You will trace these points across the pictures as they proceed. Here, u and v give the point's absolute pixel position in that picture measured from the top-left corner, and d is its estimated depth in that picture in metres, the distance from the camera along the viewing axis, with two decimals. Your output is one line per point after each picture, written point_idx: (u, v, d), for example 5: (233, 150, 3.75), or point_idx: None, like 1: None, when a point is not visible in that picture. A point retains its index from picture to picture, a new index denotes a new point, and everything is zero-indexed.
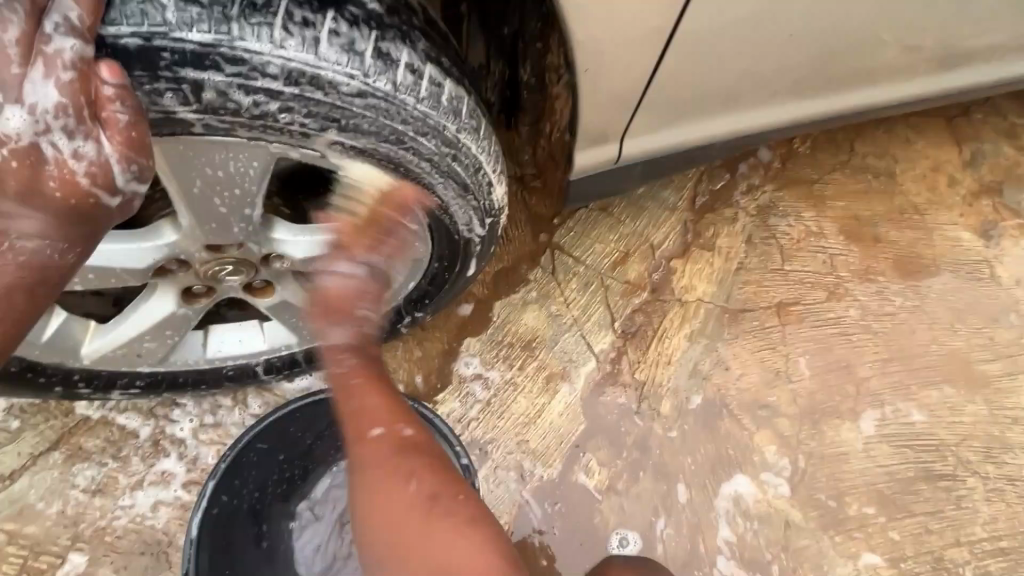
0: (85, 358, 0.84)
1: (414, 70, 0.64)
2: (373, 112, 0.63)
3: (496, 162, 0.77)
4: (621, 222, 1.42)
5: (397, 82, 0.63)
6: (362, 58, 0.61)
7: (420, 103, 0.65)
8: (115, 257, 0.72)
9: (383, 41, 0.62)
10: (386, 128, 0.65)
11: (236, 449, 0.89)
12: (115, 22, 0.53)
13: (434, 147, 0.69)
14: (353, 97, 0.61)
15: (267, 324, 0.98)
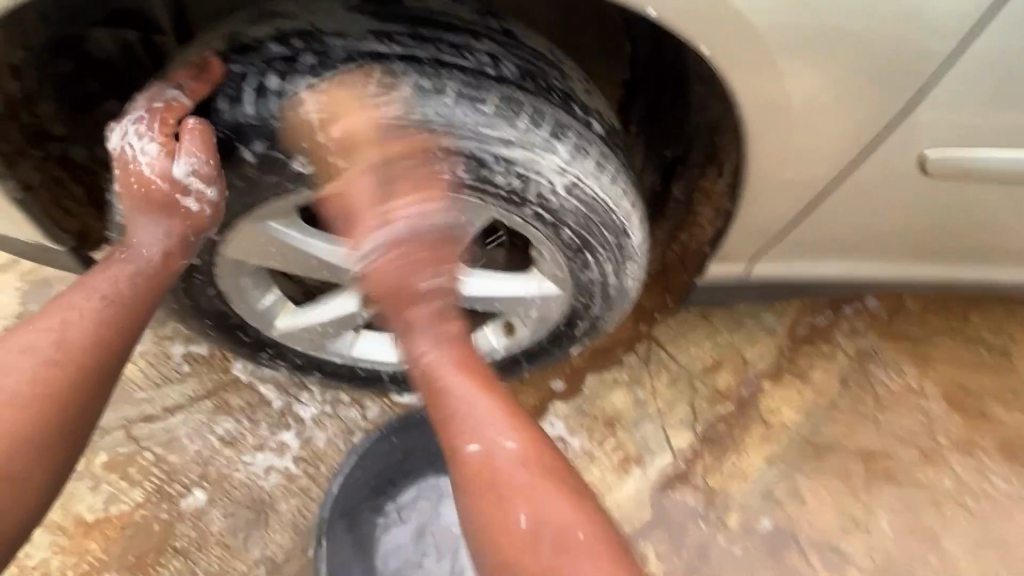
0: (275, 331, 1.01)
1: (626, 185, 0.77)
2: (580, 215, 0.75)
3: (644, 268, 0.90)
4: (718, 332, 1.50)
5: (619, 194, 0.76)
6: (602, 175, 0.73)
7: (625, 211, 0.78)
8: (334, 259, 0.84)
9: (612, 159, 0.75)
10: (596, 226, 0.77)
11: (384, 430, 1.04)
12: (447, 108, 0.65)
13: (615, 245, 0.81)
14: (588, 200, 0.74)
15: (403, 341, 1.15)
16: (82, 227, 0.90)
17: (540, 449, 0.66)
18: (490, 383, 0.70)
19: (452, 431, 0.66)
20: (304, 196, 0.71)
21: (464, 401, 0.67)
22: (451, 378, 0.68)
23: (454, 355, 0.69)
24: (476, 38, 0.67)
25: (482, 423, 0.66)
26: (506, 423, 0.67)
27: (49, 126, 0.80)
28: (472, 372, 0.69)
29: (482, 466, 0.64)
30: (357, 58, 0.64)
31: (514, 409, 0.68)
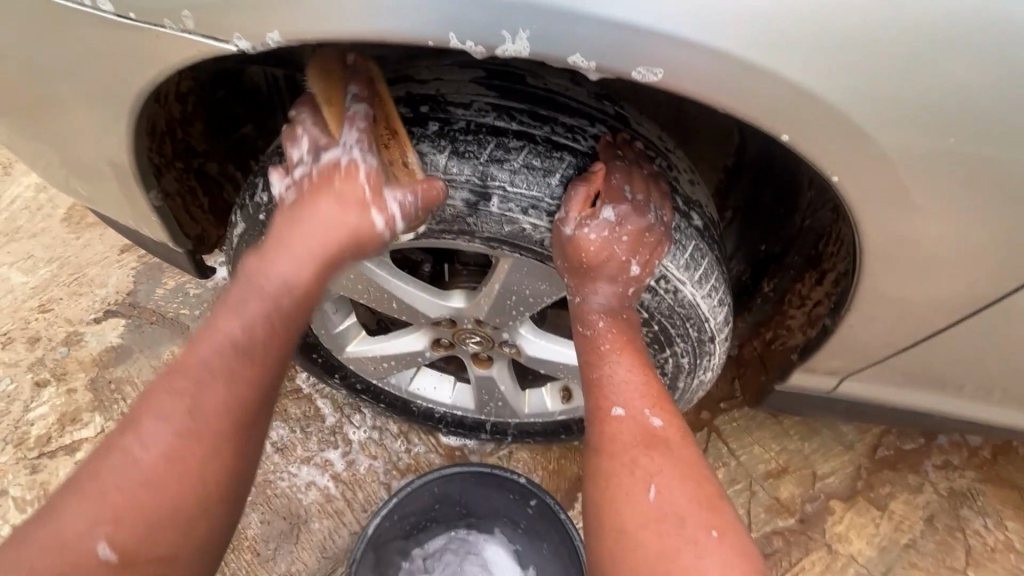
0: (344, 354, 1.05)
1: (717, 284, 0.74)
2: (669, 306, 0.73)
3: (719, 367, 0.86)
4: (788, 436, 1.39)
5: (708, 293, 0.73)
6: (695, 272, 0.71)
7: (712, 311, 0.75)
8: (414, 300, 0.87)
9: (707, 256, 0.72)
10: (678, 322, 0.75)
11: (420, 481, 1.03)
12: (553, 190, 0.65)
13: (693, 341, 0.78)
14: (674, 294, 0.72)
15: (459, 385, 1.17)
16: (202, 233, 1.01)
17: (679, 442, 0.66)
18: (648, 364, 0.71)
19: (599, 395, 0.69)
20: (401, 243, 0.74)
21: (613, 372, 0.70)
22: (609, 350, 0.71)
23: (617, 325, 0.71)
24: (590, 122, 0.68)
25: (631, 394, 0.68)
26: (652, 403, 0.68)
27: (195, 143, 0.89)
28: (629, 356, 0.71)
29: (619, 429, 0.66)
30: (477, 129, 0.65)
31: (663, 391, 0.69)
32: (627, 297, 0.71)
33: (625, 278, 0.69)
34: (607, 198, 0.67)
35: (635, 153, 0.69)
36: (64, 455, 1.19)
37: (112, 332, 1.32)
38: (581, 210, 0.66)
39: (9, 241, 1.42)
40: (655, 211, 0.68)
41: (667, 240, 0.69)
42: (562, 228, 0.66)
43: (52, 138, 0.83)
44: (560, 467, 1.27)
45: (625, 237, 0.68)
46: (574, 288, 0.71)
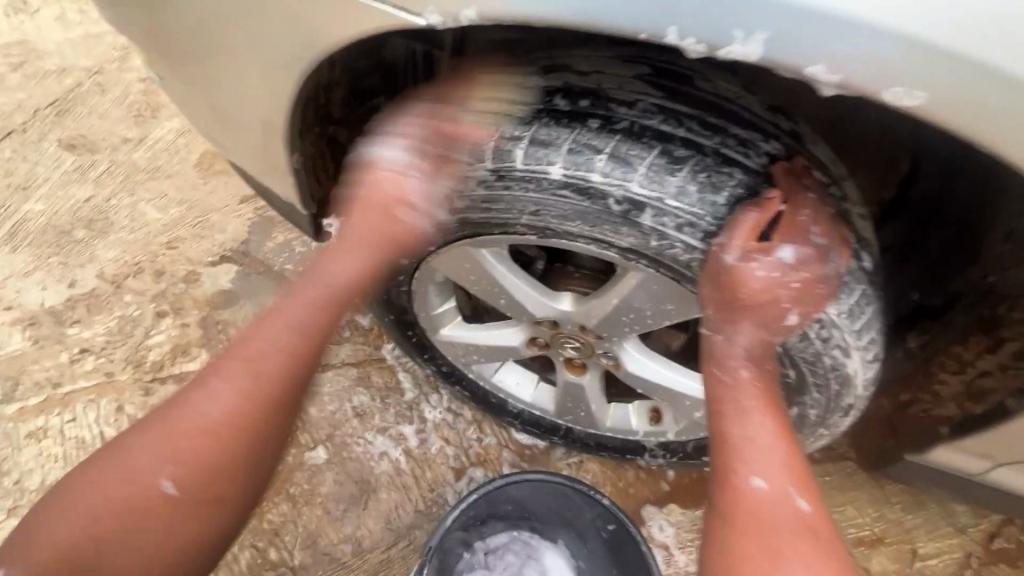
0: (437, 337, 1.03)
1: (875, 337, 0.65)
2: (814, 354, 0.65)
3: (845, 424, 0.77)
4: (889, 502, 1.24)
5: (864, 344, 0.65)
6: (856, 322, 0.63)
7: (863, 365, 0.66)
8: (522, 296, 0.84)
9: (870, 303, 0.64)
10: (822, 372, 0.67)
11: (502, 482, 1.02)
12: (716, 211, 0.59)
13: (829, 393, 0.70)
14: (826, 340, 0.64)
15: (542, 384, 1.13)
16: (324, 197, 1.03)
17: (824, 531, 0.59)
18: (791, 433, 0.65)
19: (735, 460, 0.63)
20: (528, 240, 0.70)
21: (755, 435, 0.63)
22: (750, 403, 0.65)
23: (764, 373, 0.66)
24: (765, 137, 0.62)
25: (774, 467, 0.62)
26: (796, 479, 0.62)
27: (333, 110, 0.91)
28: (774, 416, 0.64)
29: (758, 505, 0.60)
30: (641, 133, 0.60)
31: (808, 471, 0.63)
32: (772, 345, 0.65)
33: (778, 324, 0.64)
34: (787, 233, 0.62)
35: (810, 183, 0.62)
36: (172, 383, 1.28)
37: (225, 277, 1.40)
38: (746, 241, 0.60)
39: (149, 178, 1.54)
40: (836, 259, 0.62)
41: (839, 292, 0.62)
42: (723, 255, 0.61)
43: (214, 96, 0.89)
44: (630, 487, 1.22)
45: (796, 283, 0.62)
46: (716, 323, 0.65)
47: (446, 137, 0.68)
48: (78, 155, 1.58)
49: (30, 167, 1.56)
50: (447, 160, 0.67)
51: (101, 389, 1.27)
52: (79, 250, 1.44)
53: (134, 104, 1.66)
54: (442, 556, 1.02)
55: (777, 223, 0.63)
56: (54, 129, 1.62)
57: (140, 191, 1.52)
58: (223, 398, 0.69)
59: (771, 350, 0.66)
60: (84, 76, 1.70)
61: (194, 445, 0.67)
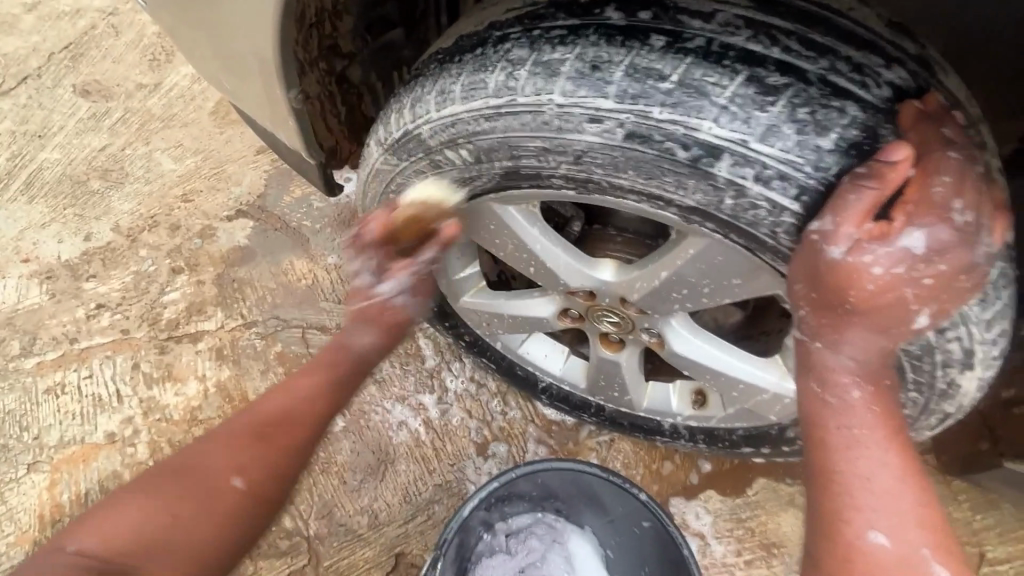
0: (459, 304, 0.93)
1: (1002, 332, 0.52)
2: (926, 350, 0.52)
3: (938, 430, 0.64)
4: (956, 500, 1.11)
5: (987, 339, 0.52)
6: (988, 310, 0.50)
7: (982, 363, 0.53)
8: (555, 263, 0.72)
9: (1004, 287, 0.50)
10: (926, 371, 0.54)
11: (529, 467, 0.94)
12: (817, 158, 0.46)
13: (929, 395, 0.57)
14: (938, 332, 0.51)
15: (574, 358, 1.03)
16: (335, 145, 0.90)
17: None
18: (915, 466, 0.50)
19: (847, 509, 0.48)
20: (566, 196, 0.57)
21: (874, 475, 0.48)
22: (863, 432, 0.49)
23: (878, 391, 0.50)
24: (887, 63, 0.47)
25: (901, 517, 0.47)
26: (926, 533, 0.48)
27: (342, 42, 0.78)
28: (895, 446, 0.50)
29: (880, 568, 0.47)
30: (722, 56, 0.46)
31: (941, 517, 0.49)
32: (886, 353, 0.49)
33: (897, 331, 0.48)
34: (917, 213, 0.44)
35: (950, 132, 0.47)
36: (188, 343, 1.24)
37: (241, 233, 1.33)
38: (861, 226, 0.45)
39: (163, 127, 1.47)
40: (984, 241, 0.46)
41: (976, 282, 0.48)
42: (827, 248, 0.45)
43: (207, 23, 0.77)
44: (664, 469, 1.12)
45: (928, 280, 0.46)
46: (814, 329, 0.49)
47: (469, 64, 0.56)
48: (92, 102, 1.51)
49: (45, 115, 1.50)
50: (469, 93, 0.55)
51: (118, 345, 1.24)
52: (95, 201, 1.39)
53: (148, 48, 1.57)
54: (462, 537, 0.95)
55: (903, 194, 0.45)
56: (68, 74, 1.55)
57: (155, 141, 1.45)
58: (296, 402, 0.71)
59: (883, 362, 0.51)
60: (97, 17, 1.61)
61: (293, 456, 0.69)
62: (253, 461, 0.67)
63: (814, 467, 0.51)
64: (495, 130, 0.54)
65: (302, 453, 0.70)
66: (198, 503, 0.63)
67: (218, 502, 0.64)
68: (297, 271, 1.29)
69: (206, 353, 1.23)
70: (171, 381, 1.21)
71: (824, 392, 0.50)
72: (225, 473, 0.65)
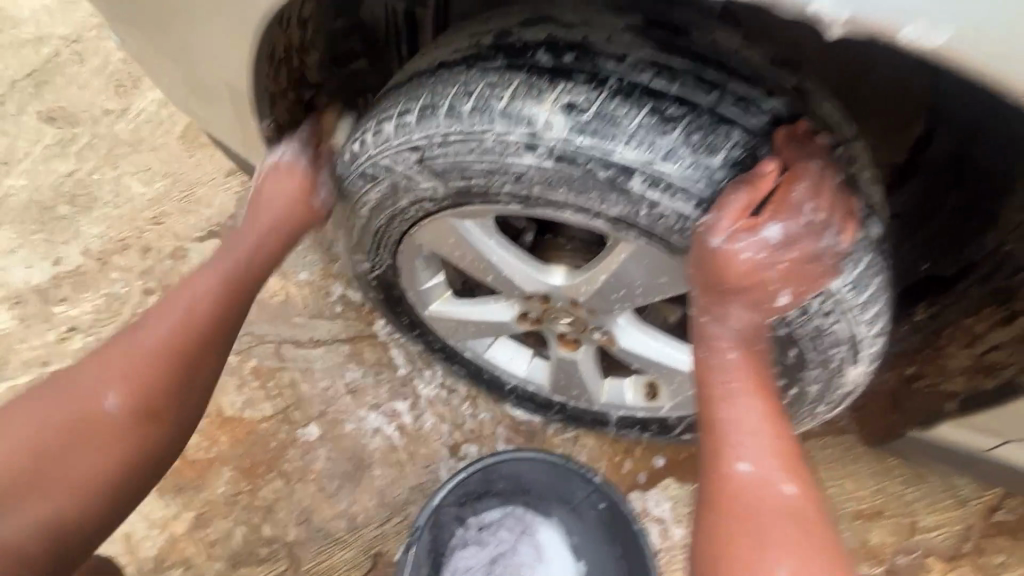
0: (426, 312, 1.00)
1: (879, 313, 0.62)
2: (815, 329, 0.62)
3: (842, 402, 0.74)
4: (890, 476, 1.22)
5: (866, 318, 0.61)
6: (860, 293, 0.60)
7: (865, 339, 0.63)
8: (509, 270, 0.79)
9: (876, 277, 0.60)
10: (821, 349, 0.64)
11: (495, 460, 1.01)
12: (710, 173, 0.55)
13: (827, 370, 0.67)
14: (824, 313, 0.61)
15: (537, 359, 1.10)
16: None
17: (812, 509, 0.55)
18: (780, 412, 0.59)
19: (720, 445, 0.58)
20: (511, 210, 0.65)
21: (741, 416, 0.58)
22: (737, 387, 0.59)
23: (753, 358, 0.60)
24: (767, 94, 0.57)
25: (763, 450, 0.57)
26: (785, 462, 0.57)
27: (309, 73, 0.85)
28: (764, 396, 0.59)
29: (745, 492, 0.56)
30: (630, 91, 0.55)
31: (798, 450, 0.58)
32: (763, 326, 0.60)
33: (768, 307, 0.59)
34: (778, 211, 0.55)
35: (818, 149, 0.57)
36: None
37: None
38: (736, 220, 0.55)
39: (132, 151, 1.50)
40: (833, 234, 0.56)
41: (843, 272, 0.58)
42: (709, 237, 0.55)
43: (180, 59, 0.83)
44: (626, 460, 1.20)
45: (786, 263, 0.56)
46: (701, 307, 0.60)
47: (422, 97, 0.63)
48: (58, 128, 1.53)
49: (9, 141, 1.51)
50: (422, 122, 0.63)
51: None
52: (63, 227, 1.40)
53: (114, 74, 1.59)
54: (435, 530, 1.01)
55: (770, 197, 0.56)
56: (33, 101, 1.56)
57: (123, 165, 1.48)
58: (154, 331, 0.70)
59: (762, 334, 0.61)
60: (61, 45, 1.63)
61: (155, 370, 0.69)
62: (132, 377, 0.67)
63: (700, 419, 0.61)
64: (445, 156, 0.62)
65: (164, 366, 0.69)
66: (80, 421, 0.65)
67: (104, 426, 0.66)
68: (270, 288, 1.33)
69: None
70: None
71: (708, 358, 0.60)
72: (96, 390, 0.66)
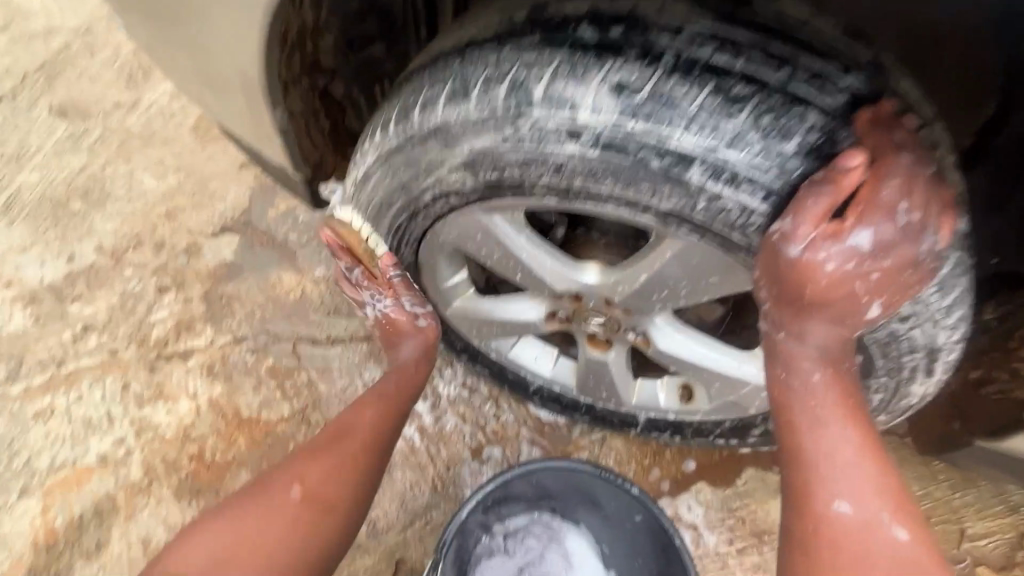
0: (449, 311, 0.95)
1: (963, 316, 0.56)
2: (890, 336, 0.56)
3: (908, 411, 0.68)
4: (937, 481, 1.15)
5: (948, 323, 0.55)
6: (945, 296, 0.54)
7: (944, 345, 0.57)
8: (540, 268, 0.74)
9: (962, 279, 0.54)
10: (895, 356, 0.58)
11: (523, 468, 0.96)
12: (781, 161, 0.49)
13: (898, 378, 0.61)
14: (902, 317, 0.54)
15: (563, 359, 1.05)
16: (320, 158, 0.92)
17: (924, 555, 0.50)
18: (876, 440, 0.54)
19: (812, 481, 0.52)
20: (548, 204, 0.59)
21: (834, 449, 0.52)
22: (827, 412, 0.53)
23: (841, 375, 0.54)
24: (843, 70, 0.50)
25: (862, 488, 0.51)
26: (888, 502, 0.52)
27: (324, 58, 0.80)
28: (857, 422, 0.53)
29: (844, 537, 0.50)
30: (690, 68, 0.49)
31: (901, 486, 0.52)
32: (847, 341, 0.54)
33: (854, 321, 0.53)
34: (866, 214, 0.48)
35: (904, 133, 0.50)
36: (178, 361, 1.24)
37: (227, 249, 1.33)
38: (815, 226, 0.49)
39: (144, 145, 1.46)
40: (931, 238, 0.50)
41: (930, 274, 0.52)
42: (786, 245, 0.49)
43: (187, 46, 0.78)
44: (656, 463, 1.15)
45: (875, 274, 0.50)
46: (776, 322, 0.54)
47: (451, 80, 0.58)
48: (69, 122, 1.50)
49: (22, 136, 1.49)
50: (453, 107, 0.57)
51: (106, 366, 1.23)
52: (76, 223, 1.38)
53: (124, 66, 1.56)
54: (459, 539, 0.97)
55: (855, 196, 0.49)
56: (44, 95, 1.53)
57: (135, 159, 1.44)
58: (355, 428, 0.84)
59: (847, 350, 0.54)
60: (71, 37, 1.60)
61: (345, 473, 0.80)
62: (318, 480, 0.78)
63: (782, 446, 0.55)
64: (477, 144, 0.56)
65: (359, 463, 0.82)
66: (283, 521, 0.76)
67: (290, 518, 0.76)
68: (285, 285, 1.29)
69: (196, 370, 1.23)
70: (162, 401, 1.20)
71: (790, 378, 0.54)
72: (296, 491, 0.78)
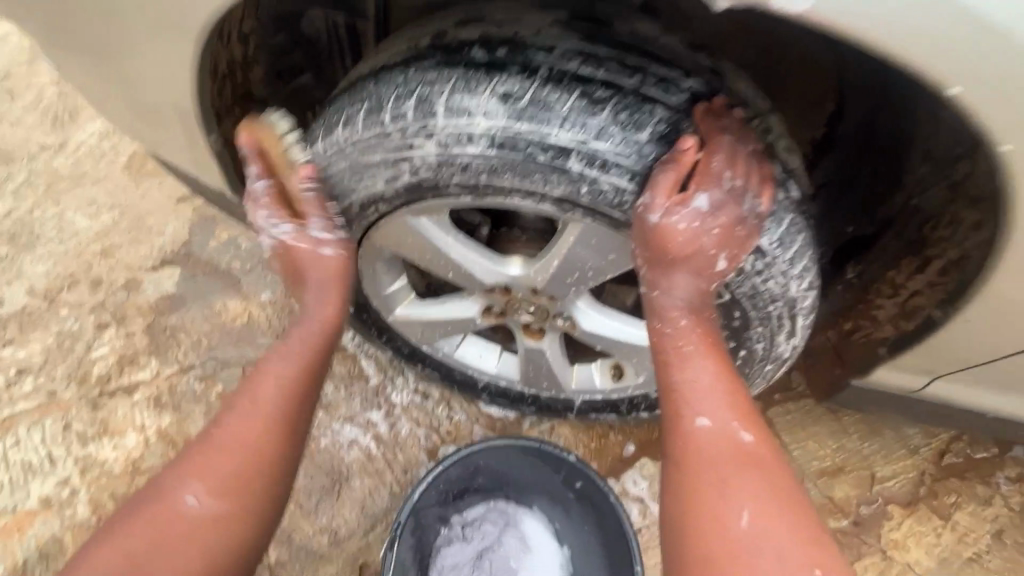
0: (393, 316, 1.01)
1: (807, 267, 0.68)
2: (752, 289, 0.68)
3: (789, 358, 0.80)
4: (847, 434, 1.29)
5: (795, 273, 0.67)
6: (787, 250, 0.65)
7: (797, 295, 0.69)
8: (467, 263, 0.82)
9: (802, 237, 0.66)
10: (760, 308, 0.70)
11: (468, 449, 1.02)
12: (641, 149, 0.59)
13: (769, 328, 0.72)
14: (757, 271, 0.66)
15: (506, 354, 1.12)
16: None
17: (766, 454, 0.63)
18: (732, 371, 0.67)
19: (681, 405, 0.65)
20: (462, 202, 0.68)
21: (695, 377, 0.66)
22: (691, 350, 0.66)
23: (703, 321, 0.68)
24: (685, 74, 0.62)
25: (716, 405, 0.65)
26: (740, 415, 0.65)
27: (254, 89, 0.86)
28: (716, 357, 0.67)
29: (705, 444, 0.64)
30: (560, 78, 0.59)
31: (750, 404, 0.66)
32: (708, 292, 0.67)
33: (709, 273, 0.65)
34: (701, 182, 0.62)
35: (732, 121, 0.63)
36: (121, 397, 1.23)
37: (169, 281, 1.34)
38: (668, 197, 0.61)
39: (74, 186, 1.45)
40: (751, 200, 0.63)
41: (767, 230, 0.64)
42: (648, 215, 0.62)
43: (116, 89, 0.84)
44: (601, 445, 1.24)
45: (717, 230, 0.63)
46: (650, 280, 0.67)
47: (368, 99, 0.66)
48: None
49: None
50: (371, 122, 0.65)
51: (44, 409, 1.21)
52: (5, 267, 1.35)
53: (50, 109, 1.55)
54: (416, 529, 1.02)
55: (694, 170, 0.63)
56: None
57: (65, 200, 1.43)
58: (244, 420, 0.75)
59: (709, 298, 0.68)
60: None
61: (250, 474, 0.72)
62: (210, 474, 0.71)
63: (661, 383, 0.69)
64: (393, 152, 0.65)
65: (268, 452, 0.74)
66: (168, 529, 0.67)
67: (199, 523, 0.68)
68: (231, 311, 1.31)
69: (142, 404, 1.22)
70: (108, 437, 1.19)
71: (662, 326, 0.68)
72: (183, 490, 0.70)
